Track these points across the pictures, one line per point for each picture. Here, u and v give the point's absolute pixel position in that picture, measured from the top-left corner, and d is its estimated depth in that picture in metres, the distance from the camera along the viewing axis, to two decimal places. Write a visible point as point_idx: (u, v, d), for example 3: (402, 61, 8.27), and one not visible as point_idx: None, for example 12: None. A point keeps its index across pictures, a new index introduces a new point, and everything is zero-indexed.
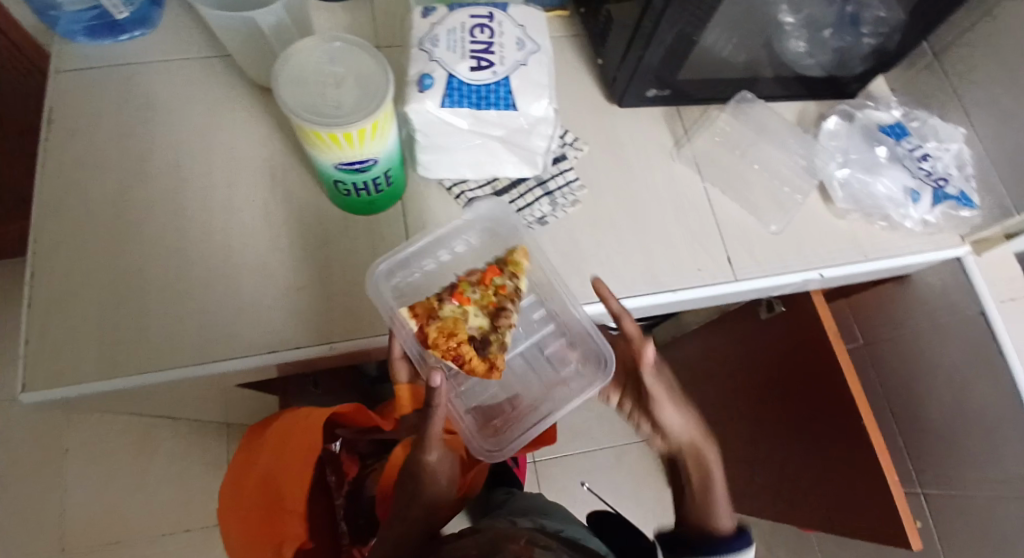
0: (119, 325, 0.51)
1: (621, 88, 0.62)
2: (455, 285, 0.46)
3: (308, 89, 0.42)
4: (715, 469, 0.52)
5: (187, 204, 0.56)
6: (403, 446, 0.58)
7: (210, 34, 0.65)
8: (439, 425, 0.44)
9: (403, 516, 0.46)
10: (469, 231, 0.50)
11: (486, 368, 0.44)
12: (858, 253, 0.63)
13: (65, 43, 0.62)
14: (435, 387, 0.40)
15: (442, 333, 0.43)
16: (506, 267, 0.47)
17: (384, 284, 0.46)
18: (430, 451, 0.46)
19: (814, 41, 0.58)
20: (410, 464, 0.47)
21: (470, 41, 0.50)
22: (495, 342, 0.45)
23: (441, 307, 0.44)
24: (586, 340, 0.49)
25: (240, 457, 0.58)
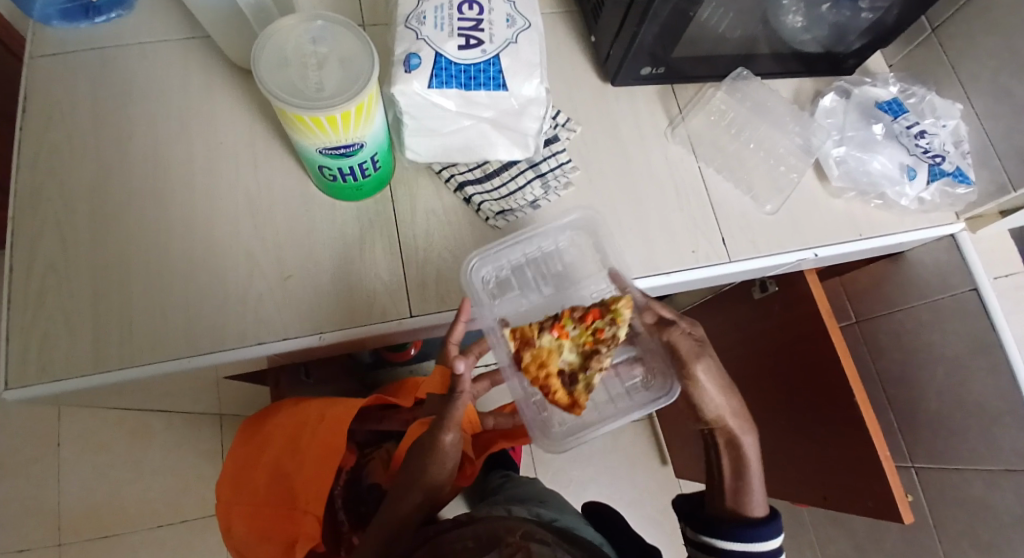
0: (104, 318, 0.49)
1: (614, 66, 0.61)
2: (559, 315, 0.47)
3: (289, 68, 0.40)
4: (747, 454, 0.51)
5: (168, 192, 0.54)
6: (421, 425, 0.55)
7: (187, 14, 0.62)
8: (462, 405, 0.44)
9: (401, 497, 0.45)
10: (566, 233, 0.52)
11: (565, 400, 0.46)
12: (852, 232, 0.62)
13: (40, 27, 0.60)
14: (458, 373, 0.42)
15: (534, 361, 0.46)
16: (607, 307, 0.47)
17: (476, 273, 0.50)
18: (445, 431, 0.45)
19: (812, 16, 0.56)
20: (423, 441, 0.45)
21: (458, 19, 0.48)
22: (582, 380, 0.46)
23: (538, 335, 0.46)
24: (654, 350, 0.49)
25: (251, 444, 0.59)
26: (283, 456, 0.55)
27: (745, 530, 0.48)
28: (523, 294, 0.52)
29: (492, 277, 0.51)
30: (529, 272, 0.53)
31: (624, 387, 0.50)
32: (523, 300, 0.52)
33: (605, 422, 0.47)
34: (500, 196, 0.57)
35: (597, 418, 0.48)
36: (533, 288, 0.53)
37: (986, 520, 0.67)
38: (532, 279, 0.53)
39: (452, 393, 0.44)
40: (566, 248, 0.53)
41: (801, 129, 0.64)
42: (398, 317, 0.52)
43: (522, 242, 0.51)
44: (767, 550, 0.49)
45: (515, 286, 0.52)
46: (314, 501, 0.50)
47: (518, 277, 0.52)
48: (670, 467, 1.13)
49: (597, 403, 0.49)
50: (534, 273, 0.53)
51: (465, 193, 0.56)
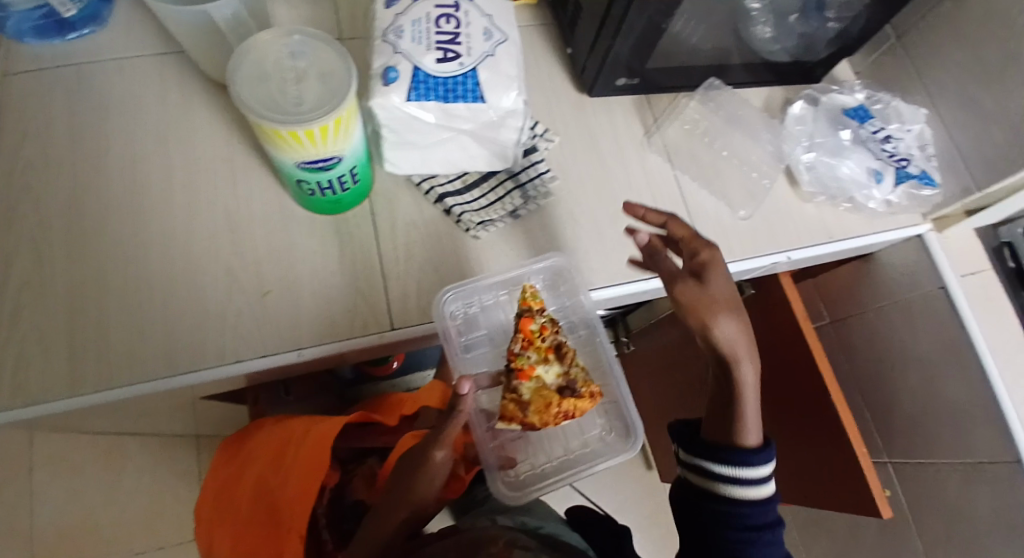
0: (78, 340, 0.48)
1: (591, 79, 0.62)
2: (513, 366, 0.47)
3: (268, 83, 0.40)
4: (744, 385, 0.46)
5: (144, 210, 0.54)
6: (412, 439, 0.55)
7: (162, 29, 0.62)
8: (458, 426, 0.42)
9: (388, 511, 0.44)
10: (538, 276, 0.54)
11: (589, 399, 0.47)
12: (824, 236, 0.64)
13: (8, 43, 0.58)
14: (464, 394, 0.41)
15: (541, 410, 0.46)
16: (533, 308, 0.48)
17: (446, 307, 0.51)
18: (438, 452, 0.43)
19: (781, 27, 0.60)
20: (413, 458, 0.44)
21: (436, 32, 0.49)
22: (577, 375, 0.48)
23: (519, 395, 0.46)
24: (619, 403, 0.52)
25: (235, 462, 0.58)
26: (267, 469, 0.54)
27: (735, 453, 0.44)
28: (489, 335, 0.55)
29: (462, 315, 0.53)
30: (498, 314, 0.55)
31: (584, 436, 0.53)
32: (489, 339, 0.55)
33: (562, 477, 0.49)
34: (482, 206, 0.57)
35: (552, 470, 0.50)
36: (503, 330, 0.55)
37: (963, 515, 0.69)
38: (502, 320, 0.55)
39: (452, 412, 0.42)
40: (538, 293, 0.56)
41: (773, 138, 0.66)
42: (378, 330, 0.52)
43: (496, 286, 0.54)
44: (757, 477, 0.44)
45: (484, 326, 0.54)
46: (297, 517, 0.49)
47: (487, 315, 0.55)
48: (655, 472, 1.18)
49: (554, 456, 0.52)
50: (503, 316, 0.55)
51: (444, 205, 0.57)
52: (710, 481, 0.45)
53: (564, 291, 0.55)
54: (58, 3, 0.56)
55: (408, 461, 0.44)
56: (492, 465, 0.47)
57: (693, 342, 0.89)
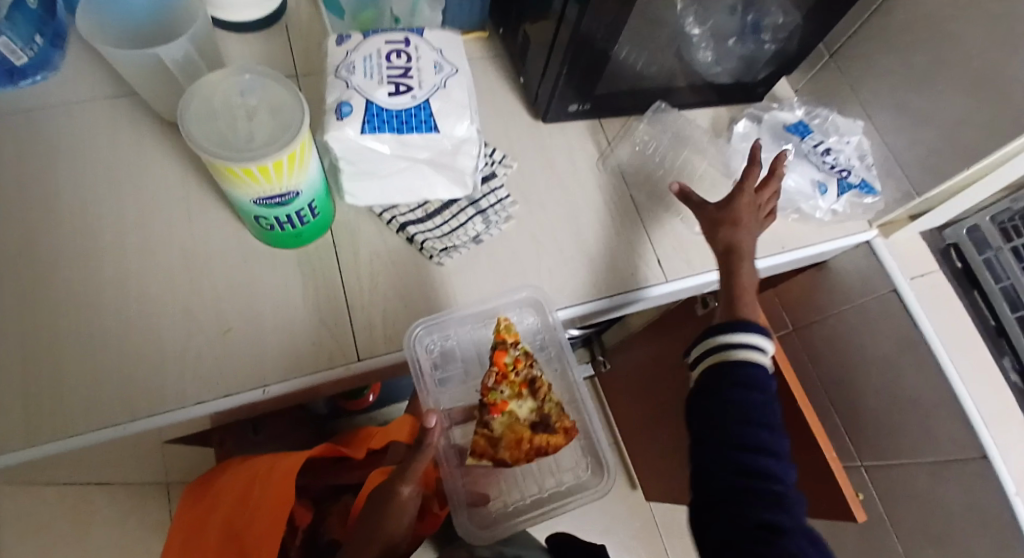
0: (24, 393, 0.46)
1: (544, 105, 0.64)
2: (486, 401, 0.49)
3: (221, 122, 0.41)
4: (744, 277, 0.54)
5: (97, 253, 0.52)
6: (381, 473, 0.53)
7: (113, 72, 0.61)
8: (426, 459, 0.42)
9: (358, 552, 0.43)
10: (512, 308, 0.56)
11: (562, 435, 0.49)
12: (777, 246, 0.67)
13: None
14: (430, 427, 0.42)
15: (511, 446, 0.48)
16: (507, 342, 0.50)
17: (421, 340, 0.52)
18: (405, 488, 0.43)
19: (722, 50, 0.64)
20: (381, 492, 0.44)
21: (387, 67, 0.50)
22: (551, 411, 0.50)
23: (491, 430, 0.49)
24: (594, 439, 0.53)
25: (198, 510, 0.55)
26: (229, 518, 0.51)
27: (731, 323, 0.49)
28: (465, 366, 0.56)
29: (437, 349, 0.54)
30: (474, 344, 0.56)
31: (559, 474, 0.53)
32: (465, 371, 0.56)
33: (533, 515, 0.50)
34: (444, 233, 0.58)
35: (524, 507, 0.51)
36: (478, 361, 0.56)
37: (936, 509, 0.70)
38: (477, 350, 0.56)
39: (420, 445, 0.42)
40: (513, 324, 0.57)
41: (721, 155, 0.69)
42: (345, 362, 0.52)
43: (470, 319, 0.55)
44: (754, 342, 0.48)
45: (460, 357, 0.56)
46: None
47: (462, 345, 0.56)
48: (639, 492, 1.18)
49: (528, 493, 0.52)
50: (478, 347, 0.56)
51: (407, 233, 0.57)
52: (713, 359, 0.49)
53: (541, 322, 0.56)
54: (10, 52, 0.54)
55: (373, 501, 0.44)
56: (461, 500, 0.49)
57: (665, 357, 0.91)
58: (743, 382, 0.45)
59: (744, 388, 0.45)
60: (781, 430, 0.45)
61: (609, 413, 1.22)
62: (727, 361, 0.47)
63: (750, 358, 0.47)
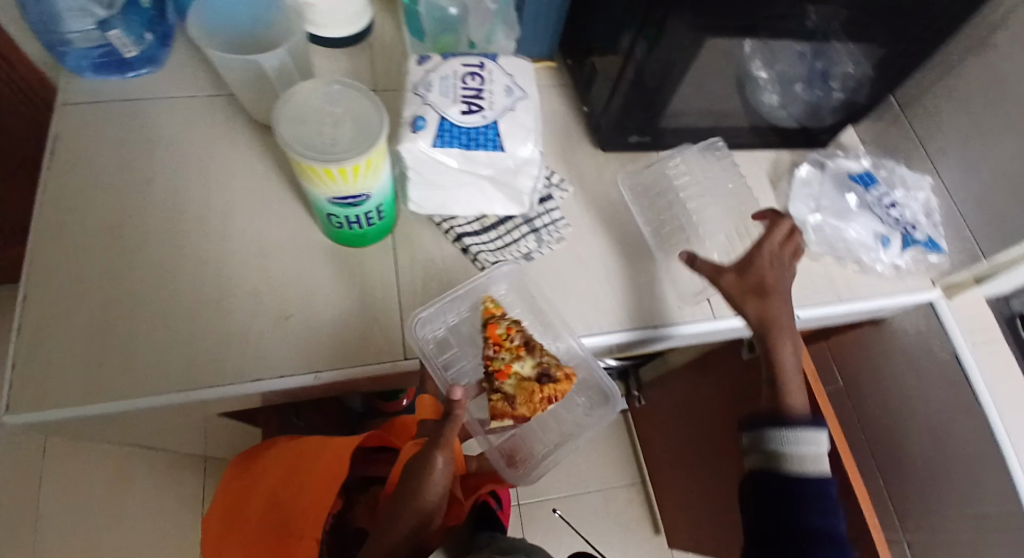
0: (108, 351, 0.51)
1: (604, 134, 0.66)
2: (491, 369, 0.50)
3: (306, 125, 0.46)
4: (783, 359, 0.53)
5: (184, 234, 0.58)
6: (413, 446, 0.53)
7: (212, 73, 0.68)
8: (458, 425, 0.46)
9: (391, 525, 0.43)
10: (498, 286, 0.57)
11: (567, 381, 0.51)
12: (832, 296, 0.64)
13: (72, 77, 0.64)
14: (457, 398, 0.44)
15: (526, 400, 0.49)
16: (496, 315, 0.53)
17: (415, 332, 0.53)
18: (438, 455, 0.45)
19: (788, 95, 0.65)
20: (415, 463, 0.45)
21: (462, 88, 0.53)
22: (549, 362, 0.51)
23: (504, 393, 0.49)
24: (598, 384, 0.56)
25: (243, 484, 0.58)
26: (271, 493, 0.54)
27: (779, 418, 0.52)
28: (461, 351, 0.57)
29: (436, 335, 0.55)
30: (467, 329, 0.57)
31: (574, 418, 0.57)
32: (461, 355, 0.57)
33: (558, 452, 0.55)
34: (497, 247, 0.60)
35: (547, 451, 0.56)
36: (472, 344, 0.57)
37: None
38: (470, 333, 0.57)
39: (450, 414, 0.45)
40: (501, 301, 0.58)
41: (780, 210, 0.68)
42: (393, 359, 0.54)
43: (458, 301, 0.56)
44: (806, 437, 0.51)
45: (455, 343, 0.57)
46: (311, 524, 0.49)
47: (456, 332, 0.57)
48: (663, 536, 1.14)
49: (550, 441, 0.56)
50: (469, 329, 0.57)
51: (463, 243, 0.60)
52: (764, 447, 0.53)
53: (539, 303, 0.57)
54: (120, 45, 0.62)
55: (407, 471, 0.46)
56: (497, 460, 0.53)
57: (704, 397, 0.90)
58: (799, 477, 0.51)
59: (797, 484, 0.50)
60: (839, 509, 0.51)
61: (639, 448, 1.20)
62: (784, 456, 0.52)
63: (806, 451, 0.51)
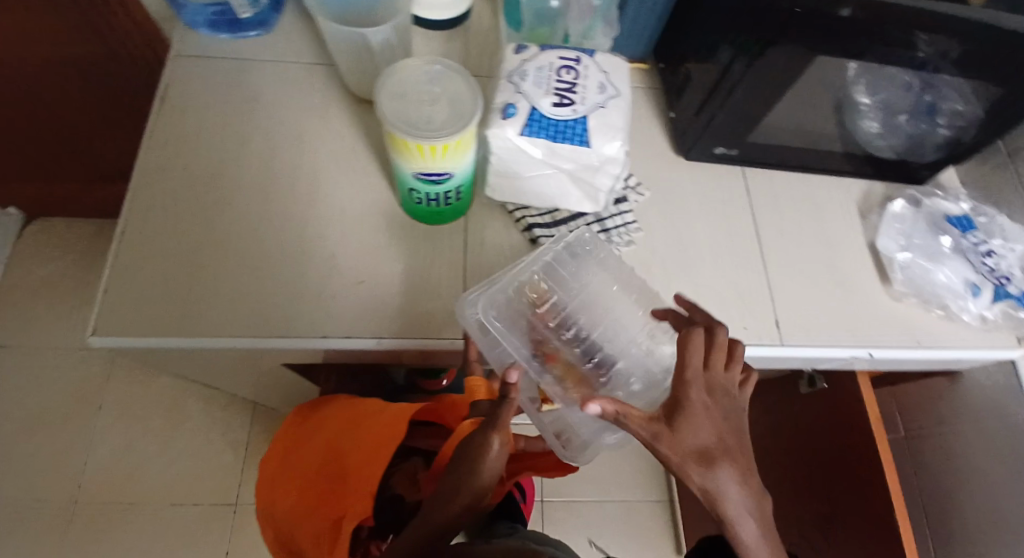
0: (195, 289, 0.54)
1: (689, 142, 0.64)
2: (538, 351, 0.52)
3: (405, 101, 0.47)
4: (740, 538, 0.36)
5: (272, 189, 0.60)
6: (469, 425, 0.52)
7: (312, 37, 0.70)
8: (511, 410, 0.47)
9: (444, 501, 0.45)
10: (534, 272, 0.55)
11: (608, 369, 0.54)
12: (911, 339, 0.61)
13: (185, 30, 0.67)
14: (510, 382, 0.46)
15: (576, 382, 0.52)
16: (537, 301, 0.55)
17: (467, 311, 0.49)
18: (495, 439, 0.47)
19: (890, 124, 0.61)
20: (470, 443, 0.47)
21: (556, 80, 0.54)
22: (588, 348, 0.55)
23: (553, 374, 0.51)
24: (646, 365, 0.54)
25: (303, 432, 0.61)
26: (330, 445, 0.57)
27: None
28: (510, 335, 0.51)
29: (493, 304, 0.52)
30: (511, 310, 0.53)
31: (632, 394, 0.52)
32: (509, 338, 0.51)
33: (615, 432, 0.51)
34: None
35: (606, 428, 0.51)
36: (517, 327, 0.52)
37: None
38: (513, 317, 0.53)
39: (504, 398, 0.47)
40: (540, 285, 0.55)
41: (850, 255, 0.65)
42: (453, 337, 0.55)
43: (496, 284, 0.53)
44: None
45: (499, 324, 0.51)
46: (367, 481, 0.51)
47: (500, 315, 0.52)
48: None
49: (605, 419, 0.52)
50: (512, 312, 0.53)
51: (533, 234, 0.60)
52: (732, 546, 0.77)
53: (573, 293, 0.56)
54: (236, 6, 0.64)
55: (462, 450, 0.47)
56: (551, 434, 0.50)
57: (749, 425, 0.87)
58: None
59: None
60: None
61: (669, 466, 1.17)
62: None
63: None
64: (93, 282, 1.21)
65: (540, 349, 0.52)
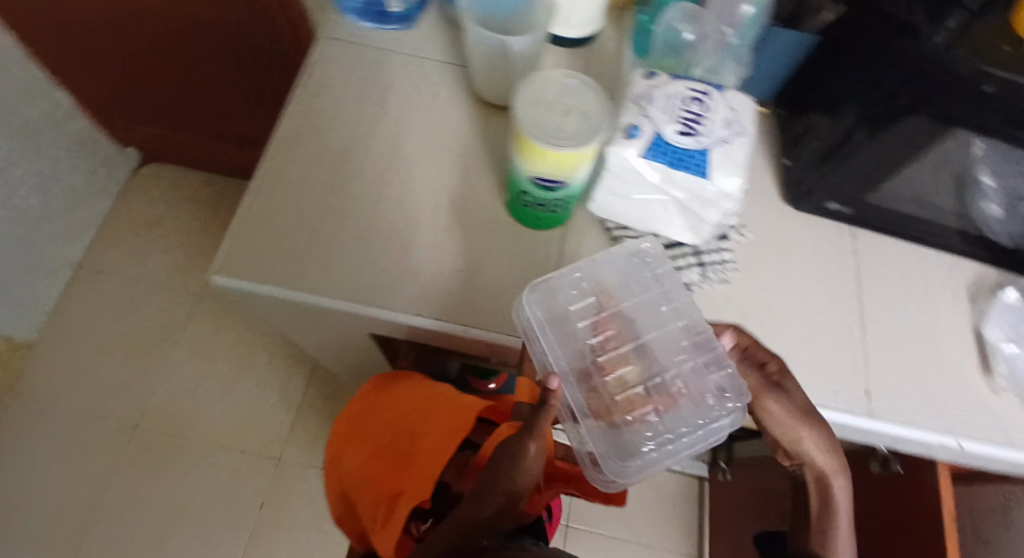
0: (310, 249, 0.58)
1: (802, 191, 0.64)
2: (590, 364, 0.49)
3: (539, 106, 0.50)
4: (837, 495, 0.52)
5: (390, 169, 0.64)
6: (510, 429, 0.53)
7: (446, 35, 0.74)
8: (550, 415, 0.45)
9: (482, 499, 0.44)
10: (599, 279, 0.53)
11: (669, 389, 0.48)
12: (1003, 437, 0.57)
13: (336, 14, 0.73)
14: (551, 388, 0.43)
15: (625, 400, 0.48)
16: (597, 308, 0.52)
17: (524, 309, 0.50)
18: (533, 442, 0.45)
19: (1013, 212, 0.57)
20: (509, 445, 0.46)
21: (683, 109, 0.54)
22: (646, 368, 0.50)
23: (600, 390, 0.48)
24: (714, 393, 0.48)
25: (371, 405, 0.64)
26: (399, 422, 0.60)
27: None
28: (559, 341, 0.50)
29: (547, 313, 0.51)
30: (565, 317, 0.51)
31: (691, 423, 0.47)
32: (557, 341, 0.50)
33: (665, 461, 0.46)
34: None
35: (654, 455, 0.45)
36: (569, 334, 0.51)
37: None
38: (567, 324, 0.51)
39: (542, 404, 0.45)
40: (602, 292, 0.53)
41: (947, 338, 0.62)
42: None
43: (556, 288, 0.52)
44: None
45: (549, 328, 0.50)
46: (433, 465, 0.53)
47: (553, 320, 0.51)
48: None
49: (655, 442, 0.46)
50: (567, 318, 0.51)
51: None
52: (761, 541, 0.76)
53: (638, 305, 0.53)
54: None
55: (501, 450, 0.46)
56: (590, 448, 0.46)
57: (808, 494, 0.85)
58: None
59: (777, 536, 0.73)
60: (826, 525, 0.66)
61: (704, 517, 1.14)
62: None
63: None
64: (195, 233, 1.36)
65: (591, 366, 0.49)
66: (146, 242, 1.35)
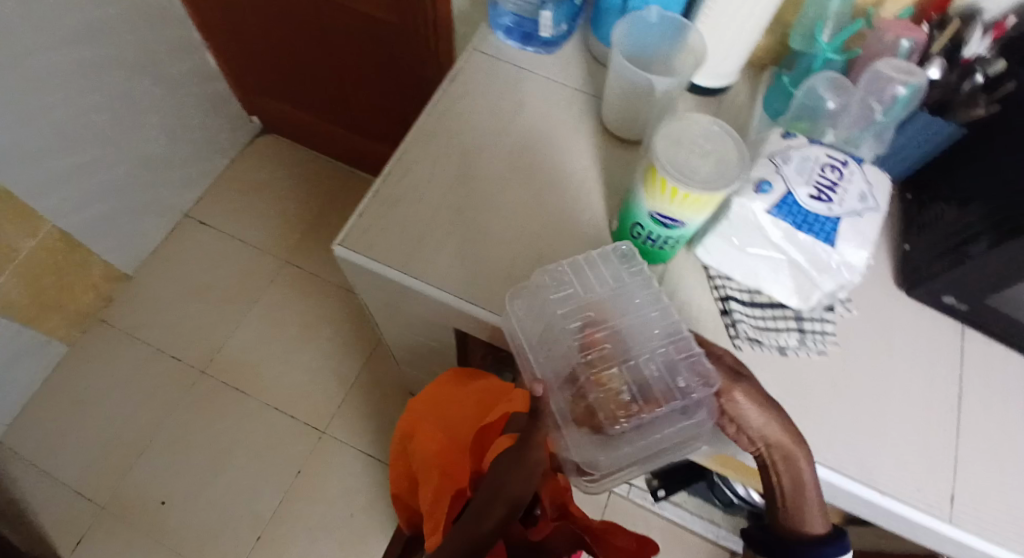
0: (424, 240, 0.62)
1: (917, 277, 0.62)
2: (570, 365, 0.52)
3: (675, 146, 0.51)
4: (804, 473, 0.49)
5: (511, 180, 0.67)
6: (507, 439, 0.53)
7: (583, 66, 0.77)
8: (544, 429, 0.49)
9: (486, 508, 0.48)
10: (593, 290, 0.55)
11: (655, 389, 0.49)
12: None
13: (487, 31, 0.78)
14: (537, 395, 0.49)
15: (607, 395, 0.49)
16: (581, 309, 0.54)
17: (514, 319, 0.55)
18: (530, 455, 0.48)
19: None
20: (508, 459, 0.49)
21: (819, 175, 0.54)
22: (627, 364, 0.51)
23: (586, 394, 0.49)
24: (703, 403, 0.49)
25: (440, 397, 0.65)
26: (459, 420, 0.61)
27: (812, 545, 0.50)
28: (543, 343, 0.53)
29: (531, 316, 0.55)
30: (550, 322, 0.54)
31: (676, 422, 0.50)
32: (541, 345, 0.53)
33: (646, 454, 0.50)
34: (758, 326, 0.61)
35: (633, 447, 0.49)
36: (553, 335, 0.54)
37: None
38: (552, 326, 0.54)
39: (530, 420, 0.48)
40: (593, 295, 0.55)
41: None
42: None
43: (547, 299, 0.55)
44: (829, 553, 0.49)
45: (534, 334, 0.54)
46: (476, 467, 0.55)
47: (538, 324, 0.54)
48: None
49: (637, 439, 0.49)
50: (554, 320, 0.54)
51: (727, 305, 0.61)
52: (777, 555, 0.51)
53: (630, 311, 0.54)
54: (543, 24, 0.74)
55: (501, 465, 0.49)
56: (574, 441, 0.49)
57: None
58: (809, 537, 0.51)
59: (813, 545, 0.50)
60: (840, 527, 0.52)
61: None
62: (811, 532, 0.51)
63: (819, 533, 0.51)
64: (292, 204, 1.45)
65: (577, 368, 0.51)
66: (248, 203, 1.44)
